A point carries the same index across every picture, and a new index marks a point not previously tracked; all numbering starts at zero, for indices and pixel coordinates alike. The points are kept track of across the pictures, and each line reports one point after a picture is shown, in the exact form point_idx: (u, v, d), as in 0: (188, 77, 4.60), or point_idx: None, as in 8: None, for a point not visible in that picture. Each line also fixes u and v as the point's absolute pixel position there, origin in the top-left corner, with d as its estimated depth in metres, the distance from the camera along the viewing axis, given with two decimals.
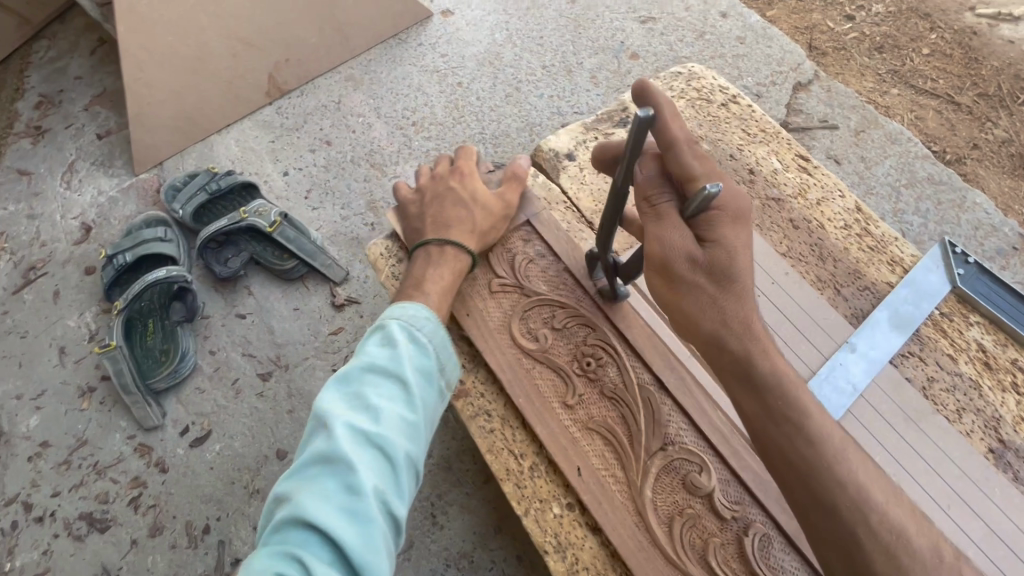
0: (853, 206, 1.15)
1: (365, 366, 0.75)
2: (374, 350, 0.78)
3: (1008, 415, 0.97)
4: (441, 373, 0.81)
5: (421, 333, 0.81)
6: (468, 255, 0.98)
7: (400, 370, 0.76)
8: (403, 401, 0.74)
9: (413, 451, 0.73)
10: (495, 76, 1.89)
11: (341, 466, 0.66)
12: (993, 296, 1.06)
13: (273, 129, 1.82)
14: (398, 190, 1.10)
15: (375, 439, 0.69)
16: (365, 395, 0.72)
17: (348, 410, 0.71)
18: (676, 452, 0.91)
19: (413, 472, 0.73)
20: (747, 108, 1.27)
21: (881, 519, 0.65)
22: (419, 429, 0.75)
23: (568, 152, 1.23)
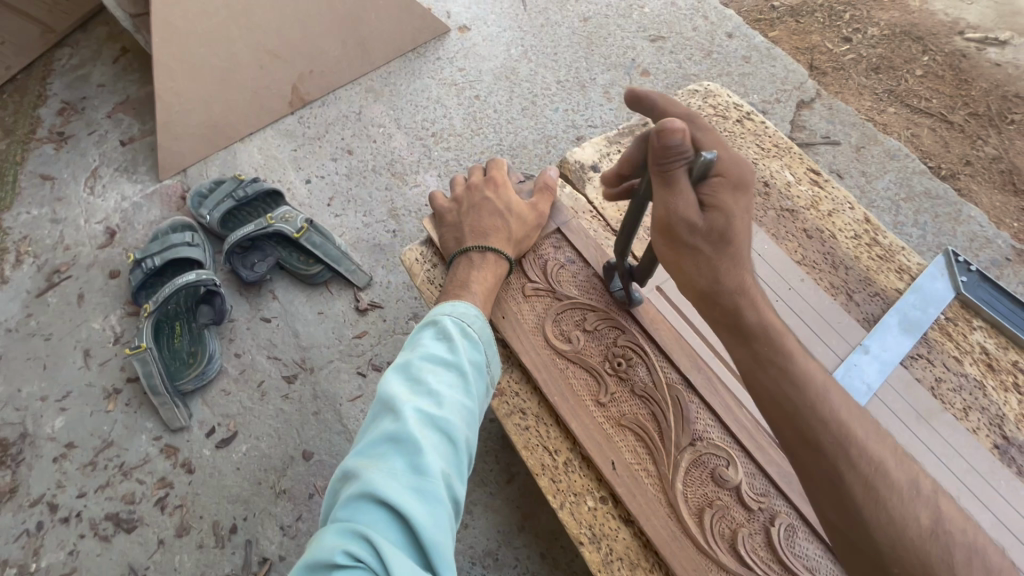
0: (862, 217, 1.22)
1: (426, 357, 0.82)
2: (431, 343, 0.85)
3: (1011, 413, 1.04)
4: (489, 368, 0.89)
5: (472, 330, 0.89)
6: (507, 260, 1.05)
7: (456, 361, 0.83)
8: (459, 389, 0.81)
9: (469, 436, 0.79)
10: (511, 90, 1.96)
11: (410, 445, 0.71)
12: (994, 302, 1.13)
13: (295, 138, 1.87)
14: (434, 199, 1.15)
15: (439, 421, 0.75)
16: (427, 382, 0.79)
17: (412, 396, 0.77)
18: (704, 447, 0.96)
19: (468, 457, 0.79)
20: (760, 124, 1.34)
21: (861, 454, 0.69)
22: (473, 417, 0.81)
23: (593, 164, 1.29)
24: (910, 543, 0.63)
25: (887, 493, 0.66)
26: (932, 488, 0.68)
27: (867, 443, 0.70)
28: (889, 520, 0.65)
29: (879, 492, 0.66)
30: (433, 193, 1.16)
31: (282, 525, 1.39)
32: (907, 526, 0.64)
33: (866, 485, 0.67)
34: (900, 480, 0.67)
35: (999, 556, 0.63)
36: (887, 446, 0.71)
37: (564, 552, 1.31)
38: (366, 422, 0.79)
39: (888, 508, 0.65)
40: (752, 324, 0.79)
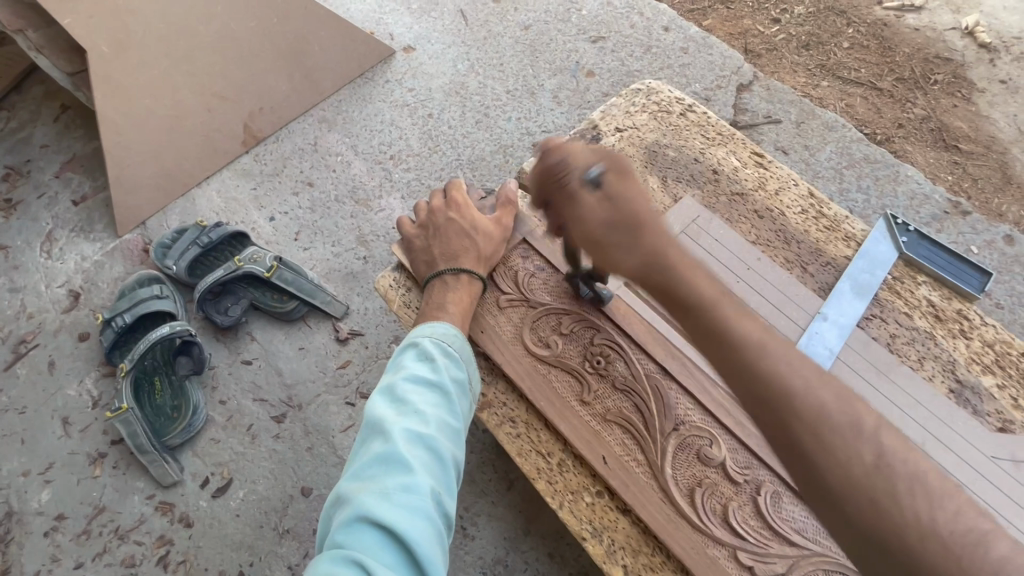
0: (806, 192, 1.30)
1: (411, 379, 0.85)
2: (414, 364, 0.88)
3: (961, 358, 1.12)
4: (470, 383, 0.92)
5: (452, 348, 0.92)
6: (479, 280, 1.08)
7: (439, 379, 0.86)
8: (443, 406, 0.84)
9: (455, 452, 0.82)
10: (464, 104, 2.00)
11: (401, 465, 0.74)
12: (934, 257, 1.21)
13: (253, 176, 1.86)
14: (403, 223, 1.18)
15: (426, 439, 0.78)
16: (412, 401, 0.82)
17: (399, 417, 0.80)
18: (687, 430, 1.01)
19: (456, 473, 0.82)
20: (703, 116, 1.41)
21: (803, 402, 0.64)
22: (459, 433, 0.84)
23: None
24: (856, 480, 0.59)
25: (828, 435, 0.62)
26: (877, 422, 0.63)
27: (806, 390, 0.65)
28: (831, 460, 0.61)
29: (821, 437, 0.62)
30: (401, 218, 1.19)
31: (290, 564, 1.39)
32: (846, 463, 0.60)
33: (809, 430, 0.63)
34: (841, 421, 0.63)
35: (942, 480, 0.59)
36: (830, 390, 0.65)
37: (571, 548, 1.35)
38: (357, 446, 0.81)
39: (831, 452, 0.61)
40: (683, 296, 0.75)
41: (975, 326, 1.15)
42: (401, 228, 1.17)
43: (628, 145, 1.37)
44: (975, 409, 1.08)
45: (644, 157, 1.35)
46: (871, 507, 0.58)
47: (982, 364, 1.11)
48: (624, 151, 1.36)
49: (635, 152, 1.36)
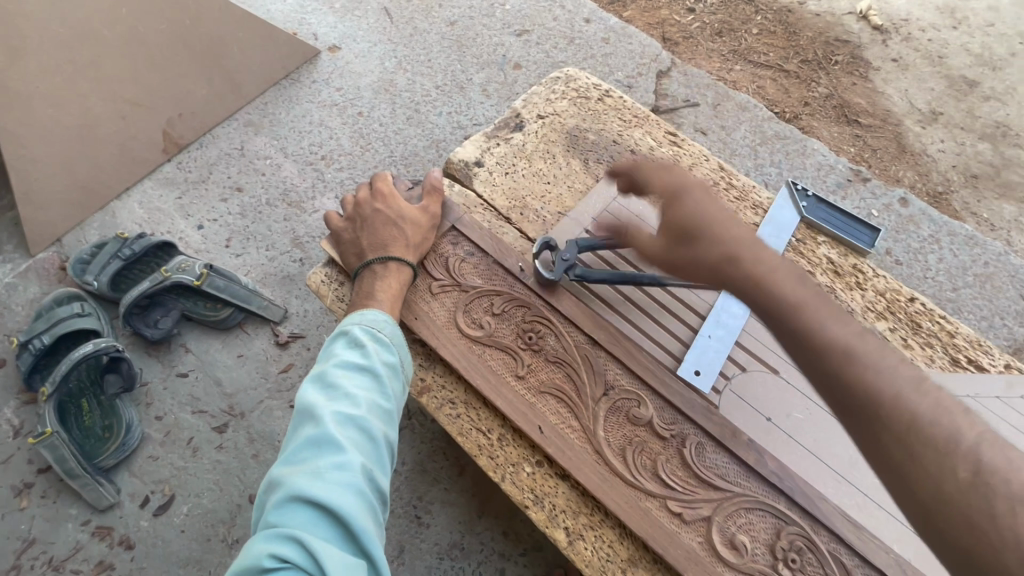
0: (717, 166, 1.39)
1: (340, 365, 0.86)
2: (344, 351, 0.89)
3: (858, 307, 1.23)
4: (403, 366, 0.94)
5: (383, 333, 0.93)
6: (410, 267, 1.10)
7: (370, 363, 0.88)
8: (375, 389, 0.86)
9: (388, 432, 0.84)
10: (394, 101, 2.00)
11: (332, 446, 0.75)
12: (831, 219, 1.32)
13: (178, 185, 1.80)
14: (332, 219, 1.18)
15: (357, 420, 0.80)
16: (342, 386, 0.83)
17: (329, 401, 0.81)
18: (617, 394, 1.07)
19: (389, 452, 0.84)
20: (619, 100, 1.48)
21: (896, 411, 0.66)
22: (391, 414, 0.86)
23: (476, 160, 1.37)
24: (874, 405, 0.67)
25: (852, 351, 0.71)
26: (978, 437, 0.63)
27: (900, 402, 0.66)
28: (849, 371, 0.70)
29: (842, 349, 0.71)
30: (328, 214, 1.19)
31: None
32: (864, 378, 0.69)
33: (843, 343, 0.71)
34: (940, 435, 0.64)
35: None
36: (927, 399, 0.66)
37: (525, 524, 1.39)
38: (288, 434, 0.81)
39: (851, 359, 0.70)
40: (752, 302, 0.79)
41: (868, 278, 1.26)
42: (330, 223, 1.18)
43: (550, 130, 1.42)
44: None
45: (566, 141, 1.41)
46: (965, 525, 0.59)
47: (876, 312, 1.22)
48: (546, 136, 1.41)
49: (557, 137, 1.41)
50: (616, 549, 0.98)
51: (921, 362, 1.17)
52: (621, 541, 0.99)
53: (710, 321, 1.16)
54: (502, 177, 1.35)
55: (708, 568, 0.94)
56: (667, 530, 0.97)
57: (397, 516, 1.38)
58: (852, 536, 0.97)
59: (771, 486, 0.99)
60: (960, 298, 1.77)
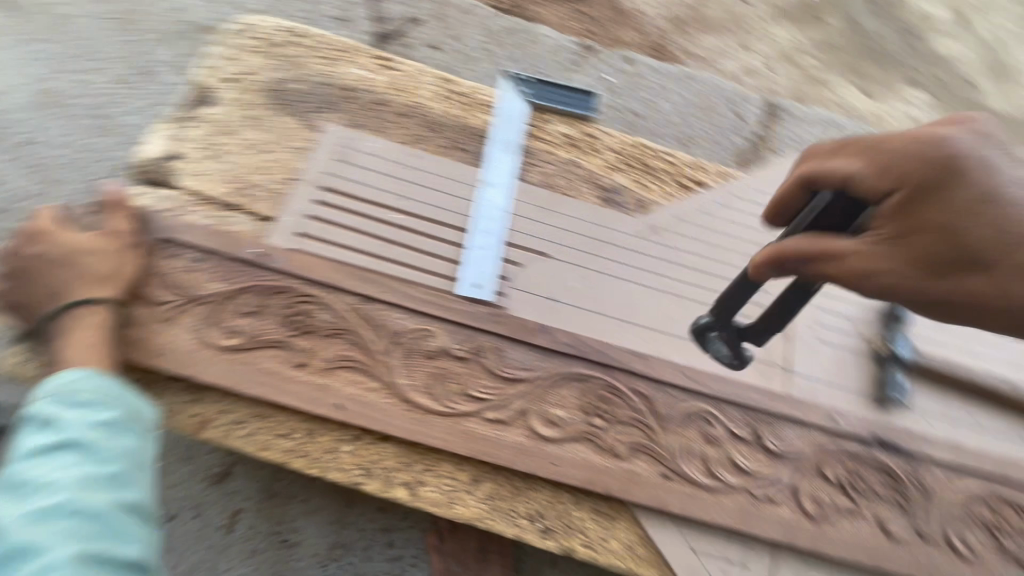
0: (437, 78, 1.35)
1: (26, 455, 0.70)
2: (32, 435, 0.72)
3: (599, 169, 1.30)
4: (133, 415, 0.78)
5: (84, 394, 0.77)
6: (111, 303, 0.92)
7: (70, 435, 0.72)
8: (86, 461, 0.71)
9: (123, 498, 0.71)
10: (64, 114, 1.61)
11: (26, 554, 0.62)
12: (554, 97, 1.36)
13: None
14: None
15: (62, 507, 0.66)
16: (34, 477, 0.68)
17: (16, 503, 0.66)
18: (405, 338, 1.04)
19: (135, 517, 0.72)
20: (314, 37, 1.33)
21: (963, 264, 0.67)
22: (125, 477, 0.73)
23: (170, 153, 1.16)
24: (860, 261, 0.71)
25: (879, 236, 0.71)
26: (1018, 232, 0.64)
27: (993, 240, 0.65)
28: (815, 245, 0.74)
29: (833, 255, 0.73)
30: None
31: None
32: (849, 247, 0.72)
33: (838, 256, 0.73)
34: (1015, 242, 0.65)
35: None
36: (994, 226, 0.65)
37: None
38: None
39: (897, 156, 0.69)
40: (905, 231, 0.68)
41: (601, 141, 1.34)
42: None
43: (247, 93, 1.24)
44: (620, 204, 1.27)
45: (270, 99, 1.24)
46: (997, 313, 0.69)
47: (614, 168, 1.31)
48: (244, 100, 1.23)
49: (257, 97, 1.24)
50: (457, 477, 1.01)
51: (661, 198, 1.30)
52: (458, 468, 1.01)
53: (473, 231, 1.17)
54: (208, 161, 1.16)
55: (537, 453, 1.00)
56: (491, 439, 1.00)
57: (263, 549, 1.29)
58: (642, 368, 1.08)
59: (566, 357, 1.07)
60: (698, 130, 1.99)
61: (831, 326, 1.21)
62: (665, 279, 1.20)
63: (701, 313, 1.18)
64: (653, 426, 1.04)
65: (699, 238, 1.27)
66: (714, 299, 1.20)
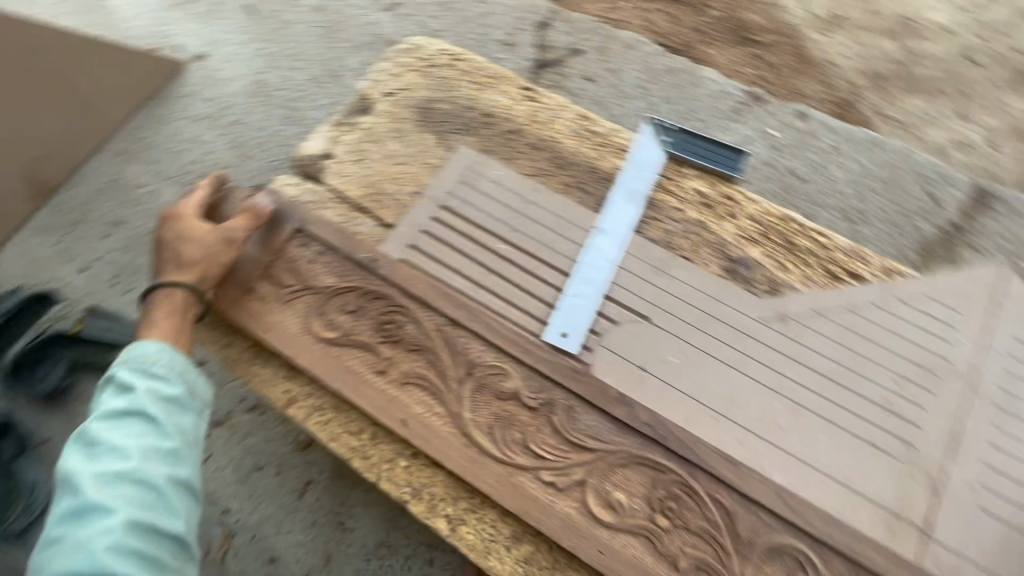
0: (577, 115, 1.31)
1: (102, 420, 0.80)
2: (112, 398, 0.83)
3: (730, 238, 1.17)
4: (194, 391, 0.89)
5: (156, 368, 0.86)
6: (200, 297, 1.02)
7: (138, 405, 0.81)
8: (150, 433, 0.80)
9: (176, 472, 0.79)
10: (268, 103, 1.91)
11: (98, 512, 0.72)
12: (697, 151, 1.27)
13: (54, 231, 1.72)
14: (194, 292, 1.01)
15: (128, 474, 0.75)
16: (109, 441, 0.77)
17: (95, 464, 0.76)
18: (481, 372, 1.02)
19: (183, 489, 0.80)
20: (471, 62, 1.37)
21: None
22: (180, 452, 0.81)
23: (325, 153, 1.27)
24: None
25: None
26: None
27: None
28: None
29: None
30: (182, 289, 1.00)
31: None
32: None
33: None
34: None
35: None
36: None
37: None
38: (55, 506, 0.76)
39: None
40: None
41: (740, 206, 1.21)
42: (178, 300, 0.99)
43: (400, 108, 1.31)
44: (746, 281, 1.13)
45: (416, 116, 1.30)
46: None
47: (749, 239, 1.17)
48: (397, 114, 1.30)
49: (407, 114, 1.30)
50: (499, 528, 0.94)
51: (797, 282, 1.13)
52: (501, 520, 0.95)
53: (576, 278, 1.10)
54: (354, 166, 1.25)
55: (584, 533, 0.91)
56: (541, 502, 0.93)
57: (322, 525, 1.40)
58: (731, 475, 0.94)
59: (645, 438, 0.96)
60: None
61: (997, 491, 0.95)
62: (781, 377, 1.02)
63: (821, 431, 0.98)
64: (727, 546, 0.90)
65: (837, 340, 1.06)
66: (842, 417, 1.00)
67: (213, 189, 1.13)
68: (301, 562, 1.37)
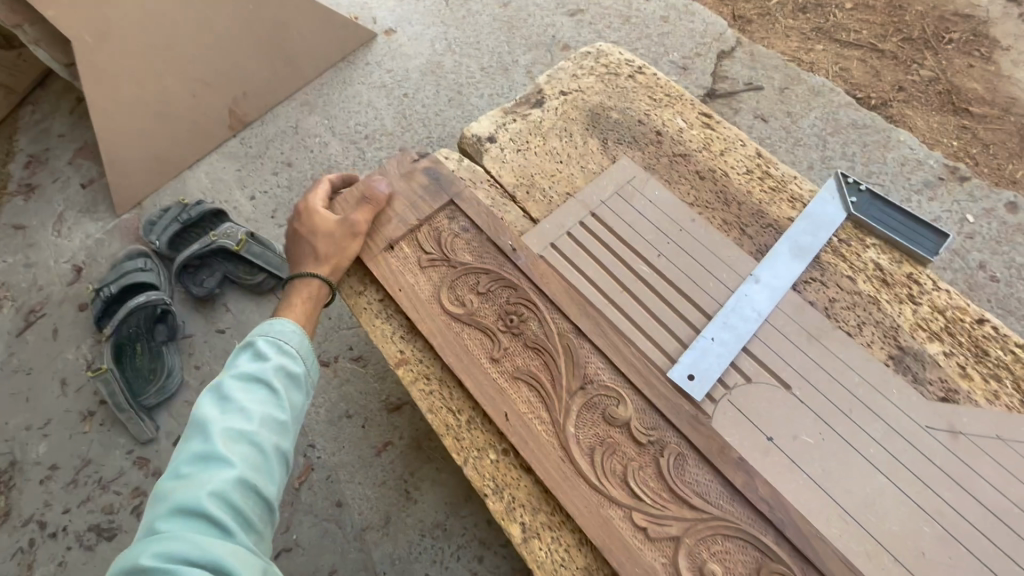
0: (753, 152, 1.23)
1: (238, 378, 0.86)
2: (248, 362, 0.89)
3: (905, 324, 1.03)
4: (308, 373, 0.95)
5: (287, 346, 0.93)
6: (329, 289, 1.08)
7: (266, 374, 0.87)
8: (271, 402, 0.85)
9: (281, 443, 0.84)
10: (438, 83, 2.02)
11: (217, 462, 0.76)
12: (886, 218, 1.13)
13: (238, 159, 1.95)
14: (327, 284, 1.08)
15: (248, 435, 0.80)
16: (237, 400, 0.83)
17: (224, 416, 0.81)
18: (594, 390, 0.99)
19: (283, 461, 0.84)
20: (652, 77, 1.34)
21: None
22: (287, 427, 0.86)
23: (490, 136, 1.30)
24: None
25: None
26: None
27: None
28: None
29: None
30: (319, 281, 1.07)
31: None
32: None
33: None
34: None
35: None
36: None
37: None
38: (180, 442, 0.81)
39: None
40: None
41: (926, 292, 1.06)
42: (314, 291, 1.07)
43: (571, 107, 1.31)
44: (914, 377, 0.98)
45: (586, 119, 1.29)
46: None
47: (929, 331, 1.02)
48: (566, 114, 1.31)
49: (576, 115, 1.30)
50: (574, 554, 0.90)
51: (982, 395, 0.96)
52: (578, 547, 0.91)
53: (716, 322, 1.02)
54: (513, 154, 1.27)
55: None
56: (627, 545, 0.87)
57: (390, 488, 1.45)
58: None
59: (758, 515, 0.87)
60: None
61: None
62: (936, 499, 0.87)
63: None
64: None
65: (1022, 478, 0.88)
66: (1007, 570, 0.83)
67: (332, 184, 1.22)
68: (363, 516, 1.42)
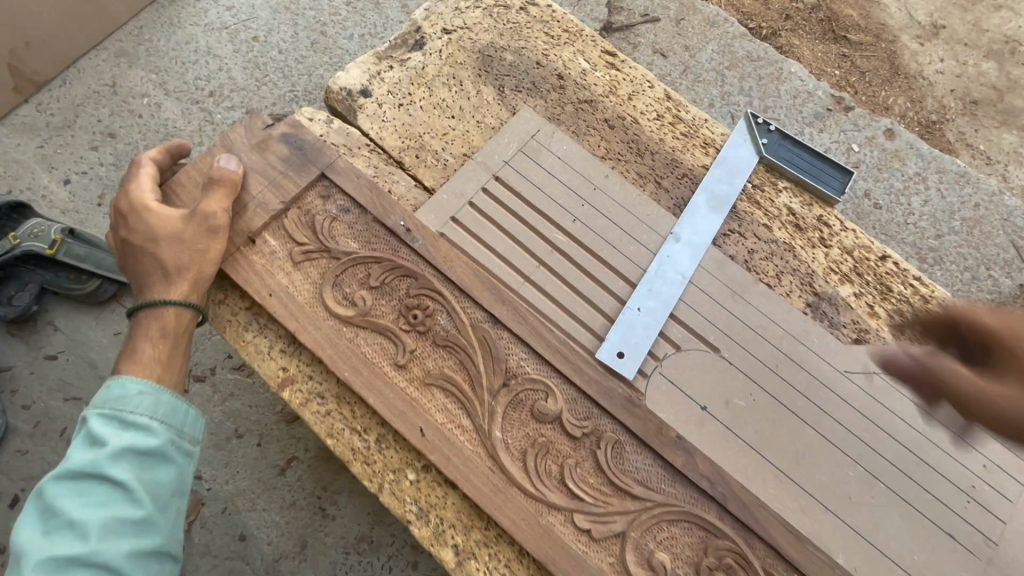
0: (662, 95, 1.12)
1: (63, 481, 0.66)
2: (80, 451, 0.69)
3: (819, 269, 1.01)
4: (178, 436, 0.74)
5: (132, 416, 0.71)
6: (192, 315, 0.84)
7: (102, 466, 0.67)
8: (114, 503, 0.66)
9: (142, 546, 0.67)
10: (295, 22, 1.67)
11: None
12: (794, 159, 1.09)
13: (36, 131, 1.51)
14: (186, 309, 0.83)
15: (82, 559, 0.62)
16: (64, 513, 0.64)
17: (50, 538, 0.63)
18: (519, 385, 0.87)
19: (152, 563, 0.68)
20: (546, 10, 1.17)
21: None
22: (151, 521, 0.68)
23: (363, 89, 1.07)
24: None
25: None
26: None
27: None
28: None
29: None
30: (173, 307, 0.82)
31: None
32: None
33: None
34: None
35: None
36: None
37: None
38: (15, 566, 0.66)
39: None
40: None
41: (834, 233, 1.05)
42: (170, 321, 0.82)
43: (457, 49, 1.11)
44: (830, 322, 0.98)
45: (476, 62, 1.10)
46: None
47: (841, 274, 1.01)
48: (452, 57, 1.10)
49: (465, 58, 1.10)
50: (515, 569, 0.82)
51: (889, 332, 0.98)
52: (518, 560, 0.82)
53: (641, 291, 0.94)
54: (394, 110, 1.06)
55: None
56: (571, 550, 0.80)
57: (300, 508, 1.28)
58: (792, 551, 0.81)
59: (700, 492, 0.83)
60: (941, 246, 1.57)
61: None
62: (856, 443, 0.89)
63: (895, 513, 0.86)
64: None
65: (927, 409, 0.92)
66: (919, 498, 0.87)
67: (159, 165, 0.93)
68: (273, 546, 1.25)
